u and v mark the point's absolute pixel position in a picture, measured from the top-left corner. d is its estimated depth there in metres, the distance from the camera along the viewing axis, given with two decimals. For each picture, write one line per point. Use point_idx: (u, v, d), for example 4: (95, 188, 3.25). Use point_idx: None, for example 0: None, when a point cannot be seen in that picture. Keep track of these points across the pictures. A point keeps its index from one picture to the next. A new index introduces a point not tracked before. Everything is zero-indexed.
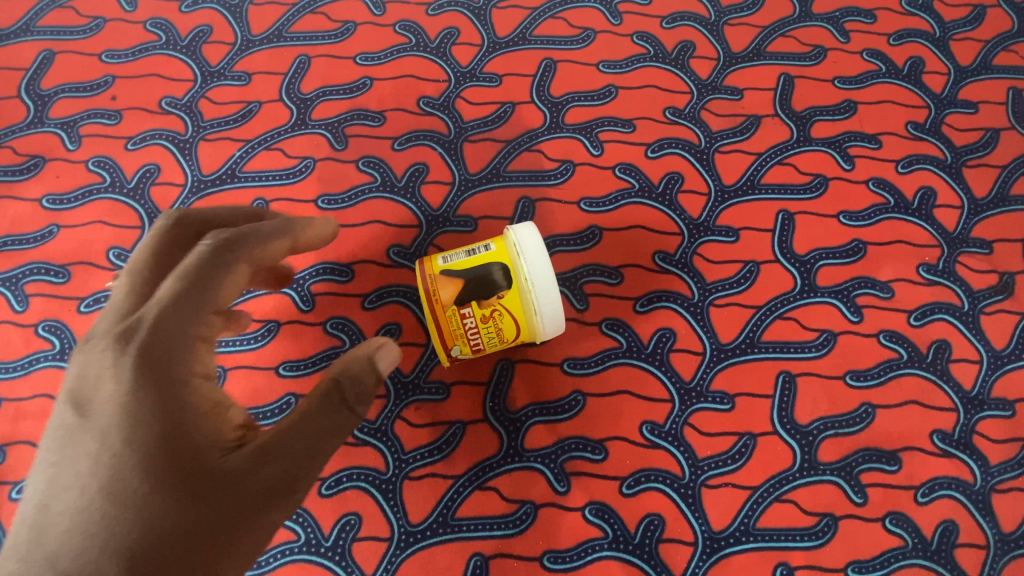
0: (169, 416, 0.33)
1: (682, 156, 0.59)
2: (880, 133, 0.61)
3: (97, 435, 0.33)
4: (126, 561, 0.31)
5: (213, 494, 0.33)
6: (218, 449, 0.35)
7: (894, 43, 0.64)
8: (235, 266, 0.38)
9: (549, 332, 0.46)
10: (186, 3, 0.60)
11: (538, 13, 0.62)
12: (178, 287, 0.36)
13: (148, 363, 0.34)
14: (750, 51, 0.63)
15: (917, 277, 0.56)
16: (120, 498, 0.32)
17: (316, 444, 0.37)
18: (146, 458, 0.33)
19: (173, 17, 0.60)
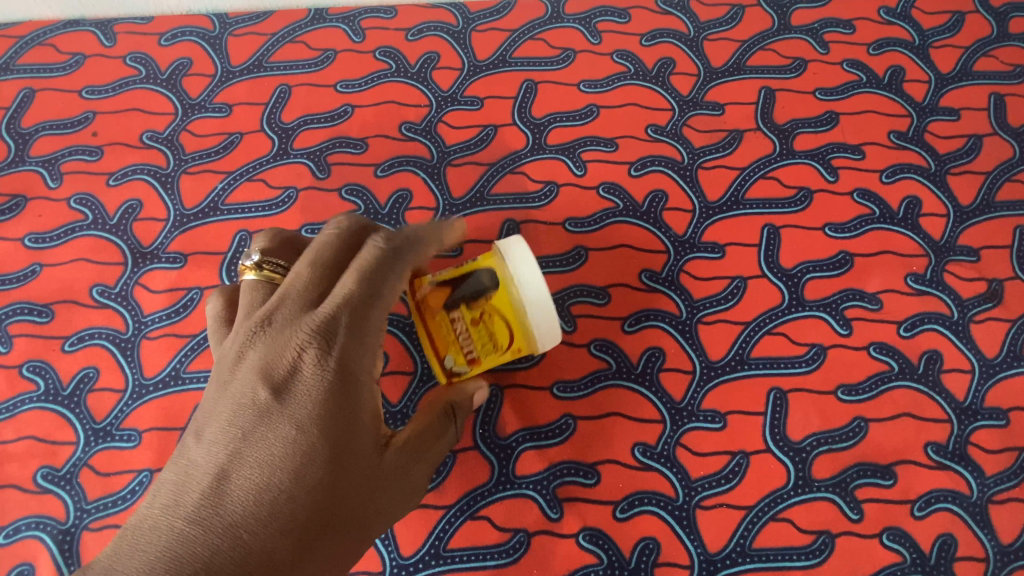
0: (355, 412, 0.34)
1: (666, 173, 0.59)
2: (864, 143, 0.61)
3: (292, 420, 0.32)
4: (302, 542, 0.31)
5: (377, 493, 0.35)
6: (382, 449, 0.36)
7: (874, 52, 0.65)
8: (403, 272, 0.38)
9: (545, 340, 0.44)
10: (166, 36, 0.60)
11: (517, 35, 0.62)
12: (367, 288, 0.36)
13: (346, 360, 0.34)
14: (730, 65, 0.63)
15: (905, 287, 0.56)
16: (308, 482, 0.32)
17: (443, 453, 0.41)
18: (335, 449, 0.33)
19: (153, 51, 0.60)
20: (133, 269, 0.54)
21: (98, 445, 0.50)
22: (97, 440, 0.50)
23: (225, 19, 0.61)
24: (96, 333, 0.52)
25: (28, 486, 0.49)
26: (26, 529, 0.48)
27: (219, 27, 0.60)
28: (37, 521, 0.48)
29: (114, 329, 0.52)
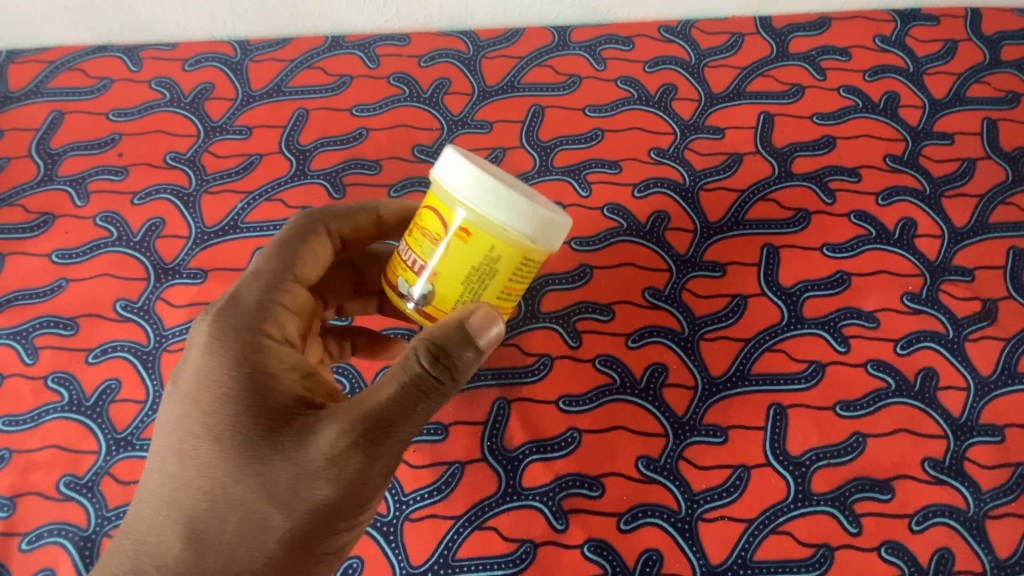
0: (231, 376, 0.34)
1: (668, 195, 0.61)
2: (860, 167, 0.63)
3: (177, 402, 0.34)
4: (197, 519, 0.33)
5: (269, 461, 0.32)
6: (282, 413, 0.33)
7: (870, 79, 0.67)
8: (310, 238, 0.41)
9: (509, 224, 0.34)
10: (189, 61, 0.63)
11: (525, 62, 0.65)
12: (264, 264, 0.39)
13: (224, 327, 0.35)
14: (730, 90, 0.65)
15: (901, 306, 0.57)
16: (192, 461, 0.33)
17: (389, 418, 0.33)
18: (212, 421, 0.33)
19: (177, 75, 0.62)
20: (155, 284, 0.56)
21: (119, 455, 0.51)
22: (119, 449, 0.52)
23: (246, 45, 0.63)
24: (119, 345, 0.54)
25: (51, 494, 0.50)
26: (48, 536, 0.50)
27: (241, 53, 0.63)
28: (60, 528, 0.50)
29: (136, 341, 0.54)
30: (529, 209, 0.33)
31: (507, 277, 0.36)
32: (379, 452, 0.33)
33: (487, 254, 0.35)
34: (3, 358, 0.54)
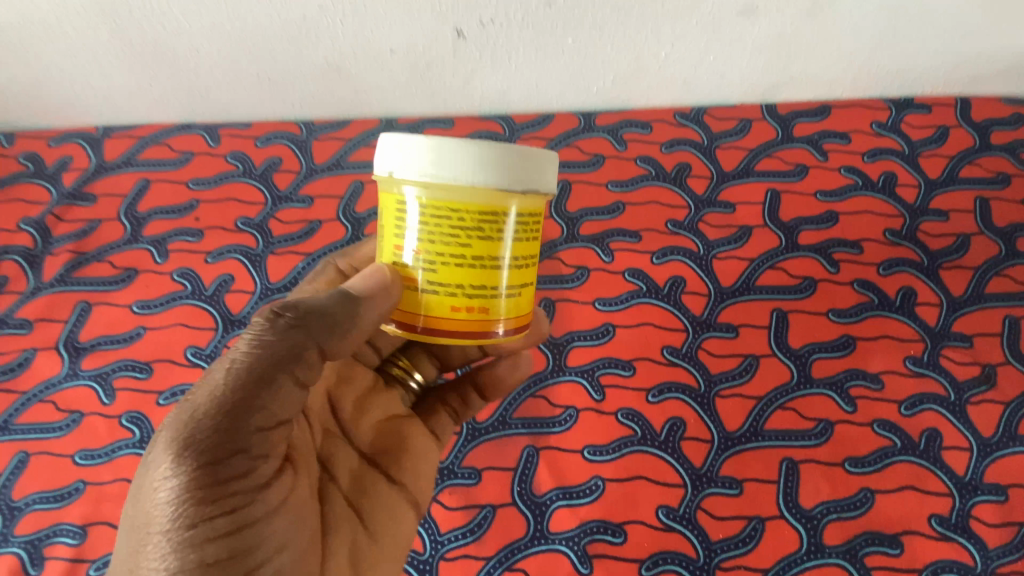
0: None
1: (684, 261, 0.67)
2: (861, 240, 0.69)
3: None
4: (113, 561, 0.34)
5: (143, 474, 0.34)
6: None
7: (869, 160, 0.74)
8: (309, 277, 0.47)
9: (476, 180, 0.34)
10: (261, 138, 0.71)
11: (555, 142, 0.73)
12: None
13: None
14: (739, 170, 0.73)
15: (904, 369, 0.61)
16: None
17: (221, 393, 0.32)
18: None
19: (250, 150, 0.71)
20: (223, 333, 0.62)
21: None
22: None
23: (311, 125, 0.72)
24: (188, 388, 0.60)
25: None
26: None
27: (306, 132, 0.72)
28: None
29: None
30: (490, 156, 0.34)
31: (488, 232, 0.35)
32: (190, 446, 0.31)
33: (460, 215, 0.35)
34: (84, 397, 0.60)
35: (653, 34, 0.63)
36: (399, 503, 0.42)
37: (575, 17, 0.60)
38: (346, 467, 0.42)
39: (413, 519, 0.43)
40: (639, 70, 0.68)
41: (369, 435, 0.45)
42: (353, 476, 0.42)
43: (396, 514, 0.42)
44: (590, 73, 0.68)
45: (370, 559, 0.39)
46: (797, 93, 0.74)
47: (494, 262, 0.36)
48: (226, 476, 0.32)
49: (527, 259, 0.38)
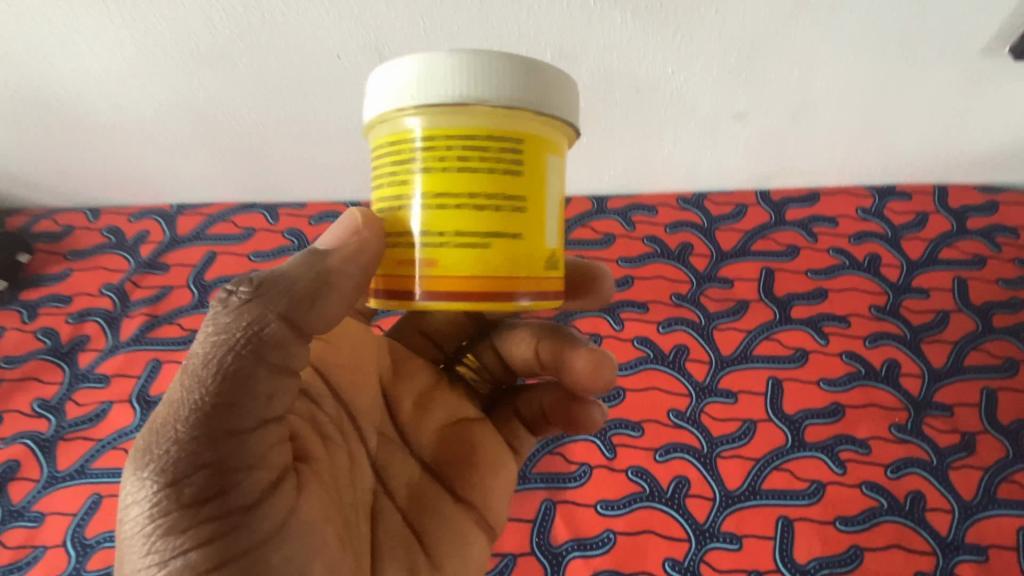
0: None
1: (687, 330, 0.75)
2: (849, 315, 0.76)
3: None
4: None
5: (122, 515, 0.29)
6: None
7: (856, 242, 0.82)
8: None
9: (479, 97, 0.30)
10: (316, 218, 0.82)
11: (573, 222, 0.85)
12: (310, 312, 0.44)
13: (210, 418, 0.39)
14: (737, 249, 0.82)
15: (890, 435, 0.67)
16: None
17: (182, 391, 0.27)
18: None
19: (305, 228, 0.81)
20: None
21: None
22: None
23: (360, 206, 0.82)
24: None
25: None
26: None
27: None
28: None
29: None
30: (491, 72, 0.31)
31: (492, 167, 0.30)
32: (156, 462, 0.26)
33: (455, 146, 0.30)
34: None
35: (660, 128, 0.74)
36: (473, 528, 0.38)
37: (589, 123, 0.73)
38: (403, 478, 0.38)
39: (484, 540, 0.39)
40: (646, 163, 0.80)
41: (432, 445, 0.40)
42: (409, 491, 0.37)
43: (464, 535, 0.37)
44: (604, 166, 0.81)
45: None
46: (789, 181, 0.84)
47: (504, 205, 0.31)
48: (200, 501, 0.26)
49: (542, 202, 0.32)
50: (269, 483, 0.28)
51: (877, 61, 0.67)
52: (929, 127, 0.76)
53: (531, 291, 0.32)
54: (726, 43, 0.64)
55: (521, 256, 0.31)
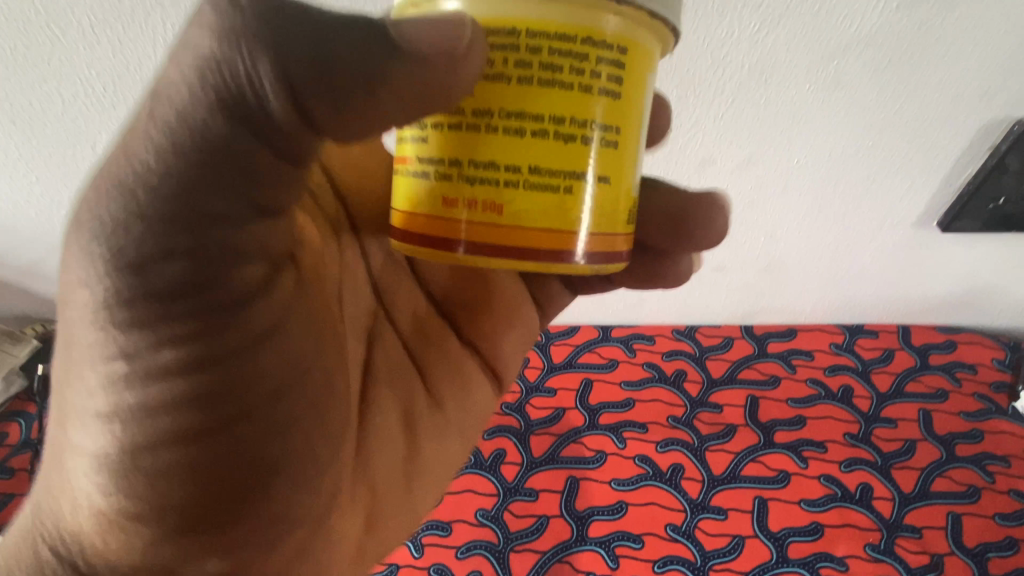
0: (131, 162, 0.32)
1: (682, 451, 0.85)
2: (826, 440, 0.86)
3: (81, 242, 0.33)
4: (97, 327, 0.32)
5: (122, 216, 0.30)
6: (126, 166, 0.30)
7: (830, 373, 0.94)
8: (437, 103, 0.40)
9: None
10: None
11: (581, 348, 0.99)
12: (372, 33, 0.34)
13: None
14: (726, 376, 0.95)
15: (866, 554, 0.75)
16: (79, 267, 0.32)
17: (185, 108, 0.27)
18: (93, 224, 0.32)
19: None
20: None
21: None
22: None
23: None
24: None
25: None
26: None
27: None
28: None
29: None
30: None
31: (575, 86, 0.31)
32: (132, 212, 0.29)
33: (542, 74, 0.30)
34: None
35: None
36: (469, 366, 0.55)
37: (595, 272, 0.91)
38: (409, 310, 0.53)
39: (486, 386, 0.56)
40: (643, 302, 0.99)
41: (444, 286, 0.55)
42: (412, 321, 0.53)
43: (466, 369, 0.54)
44: (610, 300, 0.99)
45: (423, 417, 0.51)
46: (770, 317, 1.00)
47: (580, 147, 0.32)
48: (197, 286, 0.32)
49: (617, 146, 0.33)
50: (268, 283, 0.35)
51: (828, 234, 0.85)
52: (881, 279, 0.92)
53: (593, 246, 0.34)
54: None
55: (595, 202, 0.33)
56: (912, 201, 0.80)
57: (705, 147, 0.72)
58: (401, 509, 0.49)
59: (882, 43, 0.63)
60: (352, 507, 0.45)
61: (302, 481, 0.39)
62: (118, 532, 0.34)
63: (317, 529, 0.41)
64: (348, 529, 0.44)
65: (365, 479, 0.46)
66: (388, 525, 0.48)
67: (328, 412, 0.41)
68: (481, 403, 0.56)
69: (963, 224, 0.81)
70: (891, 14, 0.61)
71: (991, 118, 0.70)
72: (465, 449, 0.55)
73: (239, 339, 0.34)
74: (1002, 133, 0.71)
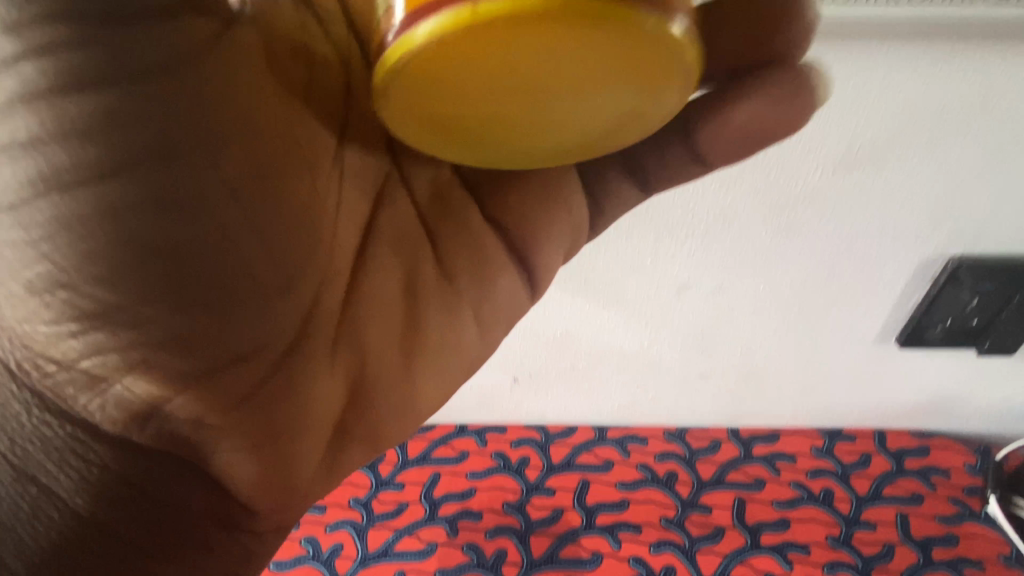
0: None
1: (674, 553, 0.89)
2: (809, 542, 0.90)
3: None
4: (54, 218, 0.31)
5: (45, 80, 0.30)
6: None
7: (813, 476, 0.97)
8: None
9: None
10: None
11: (578, 447, 1.01)
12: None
13: None
14: (714, 477, 0.97)
15: None
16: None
17: None
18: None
19: None
20: None
21: None
22: None
23: None
24: None
25: None
26: None
27: None
28: None
29: None
30: None
31: None
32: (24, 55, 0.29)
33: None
34: None
35: (641, 381, 0.96)
36: (495, 266, 0.45)
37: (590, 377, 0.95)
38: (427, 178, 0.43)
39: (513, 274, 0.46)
40: (635, 405, 1.00)
41: None
42: (432, 189, 0.43)
43: (484, 245, 0.45)
44: (603, 402, 1.00)
45: (429, 303, 0.43)
46: (755, 420, 1.03)
47: None
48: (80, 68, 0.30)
49: None
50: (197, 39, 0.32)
51: (803, 345, 0.89)
52: (854, 389, 0.96)
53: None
54: (680, 334, 0.88)
55: None
56: (870, 320, 0.85)
57: (681, 277, 0.79)
58: (394, 394, 0.42)
59: (824, 201, 0.70)
60: (326, 380, 0.38)
61: (260, 309, 0.35)
62: (65, 335, 0.32)
63: (277, 364, 0.37)
64: (324, 394, 0.39)
65: (352, 346, 0.40)
66: (378, 406, 0.41)
67: (275, 227, 0.36)
68: (507, 296, 0.46)
69: (920, 342, 0.86)
70: (825, 179, 0.67)
71: (929, 255, 0.76)
72: (482, 339, 0.46)
73: (156, 114, 0.31)
74: (940, 268, 0.77)
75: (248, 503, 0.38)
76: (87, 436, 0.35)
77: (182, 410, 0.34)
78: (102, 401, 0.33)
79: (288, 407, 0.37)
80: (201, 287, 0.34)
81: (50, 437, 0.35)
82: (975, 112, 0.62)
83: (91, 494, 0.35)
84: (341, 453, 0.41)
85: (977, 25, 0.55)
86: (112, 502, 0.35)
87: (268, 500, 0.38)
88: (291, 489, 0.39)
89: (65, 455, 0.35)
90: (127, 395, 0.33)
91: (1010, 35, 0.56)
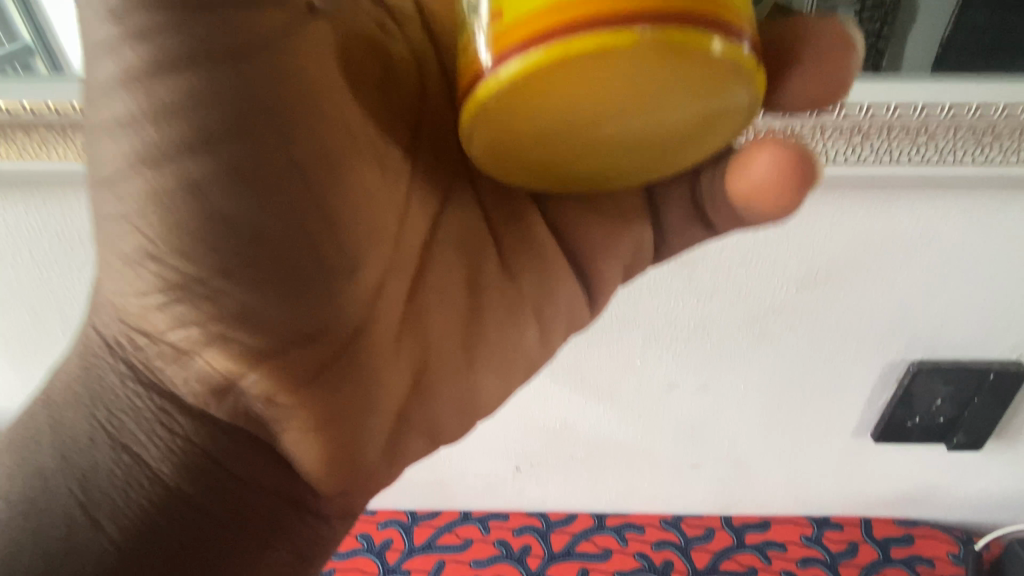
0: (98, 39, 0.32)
1: None
2: None
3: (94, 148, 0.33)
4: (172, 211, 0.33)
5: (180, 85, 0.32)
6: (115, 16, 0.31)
7: (801, 565, 0.89)
8: None
9: None
10: (382, 522, 0.96)
11: (578, 535, 0.94)
12: None
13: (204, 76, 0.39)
14: (709, 566, 0.89)
15: None
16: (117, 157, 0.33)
17: None
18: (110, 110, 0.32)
19: (373, 531, 0.95)
20: None
21: None
22: None
23: (416, 514, 0.98)
24: None
25: None
26: None
27: (412, 519, 0.97)
28: None
29: None
30: None
31: None
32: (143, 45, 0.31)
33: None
34: None
35: (638, 472, 0.93)
36: (555, 266, 0.50)
37: (592, 466, 0.92)
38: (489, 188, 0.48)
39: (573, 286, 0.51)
40: (631, 496, 0.96)
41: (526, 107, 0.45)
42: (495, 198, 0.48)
43: (547, 259, 0.49)
44: (601, 492, 0.96)
45: (494, 298, 0.48)
46: (749, 508, 0.98)
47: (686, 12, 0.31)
48: (185, 77, 0.32)
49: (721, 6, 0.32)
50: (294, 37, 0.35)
51: (792, 430, 0.87)
52: (842, 484, 0.93)
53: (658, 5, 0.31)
54: (672, 431, 0.87)
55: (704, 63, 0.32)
56: (844, 419, 0.84)
57: (668, 375, 0.81)
58: (456, 387, 0.47)
59: (791, 314, 0.75)
60: (394, 369, 0.43)
61: (328, 297, 0.38)
62: (156, 307, 0.35)
63: (344, 346, 0.39)
64: (391, 385, 0.43)
65: (416, 340, 0.44)
66: (443, 397, 0.46)
67: (360, 215, 0.39)
68: (568, 302, 0.52)
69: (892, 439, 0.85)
70: (791, 296, 0.73)
71: (890, 360, 0.78)
72: (541, 342, 0.51)
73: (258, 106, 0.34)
74: (904, 372, 0.79)
75: (316, 483, 0.42)
76: (173, 407, 0.40)
77: (254, 384, 0.37)
78: (185, 373, 0.38)
79: (355, 390, 0.40)
80: (282, 279, 0.36)
81: (140, 407, 0.40)
82: (937, 228, 0.67)
83: (177, 464, 0.41)
84: (403, 441, 0.46)
85: (937, 177, 0.63)
86: (191, 472, 0.41)
87: (334, 484, 0.42)
88: (357, 476, 0.43)
89: (155, 425, 0.40)
90: (209, 369, 0.37)
91: (958, 187, 0.65)
